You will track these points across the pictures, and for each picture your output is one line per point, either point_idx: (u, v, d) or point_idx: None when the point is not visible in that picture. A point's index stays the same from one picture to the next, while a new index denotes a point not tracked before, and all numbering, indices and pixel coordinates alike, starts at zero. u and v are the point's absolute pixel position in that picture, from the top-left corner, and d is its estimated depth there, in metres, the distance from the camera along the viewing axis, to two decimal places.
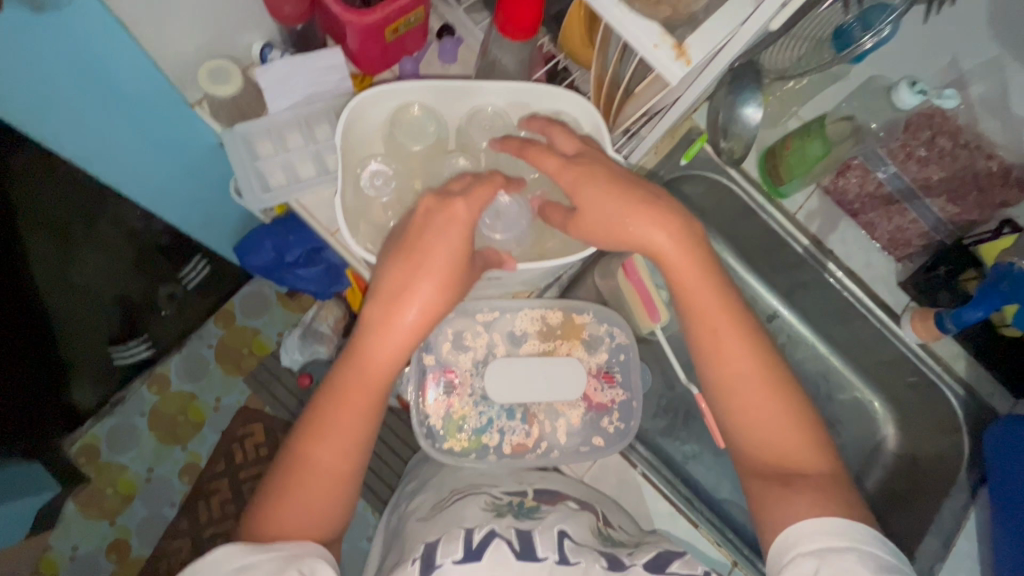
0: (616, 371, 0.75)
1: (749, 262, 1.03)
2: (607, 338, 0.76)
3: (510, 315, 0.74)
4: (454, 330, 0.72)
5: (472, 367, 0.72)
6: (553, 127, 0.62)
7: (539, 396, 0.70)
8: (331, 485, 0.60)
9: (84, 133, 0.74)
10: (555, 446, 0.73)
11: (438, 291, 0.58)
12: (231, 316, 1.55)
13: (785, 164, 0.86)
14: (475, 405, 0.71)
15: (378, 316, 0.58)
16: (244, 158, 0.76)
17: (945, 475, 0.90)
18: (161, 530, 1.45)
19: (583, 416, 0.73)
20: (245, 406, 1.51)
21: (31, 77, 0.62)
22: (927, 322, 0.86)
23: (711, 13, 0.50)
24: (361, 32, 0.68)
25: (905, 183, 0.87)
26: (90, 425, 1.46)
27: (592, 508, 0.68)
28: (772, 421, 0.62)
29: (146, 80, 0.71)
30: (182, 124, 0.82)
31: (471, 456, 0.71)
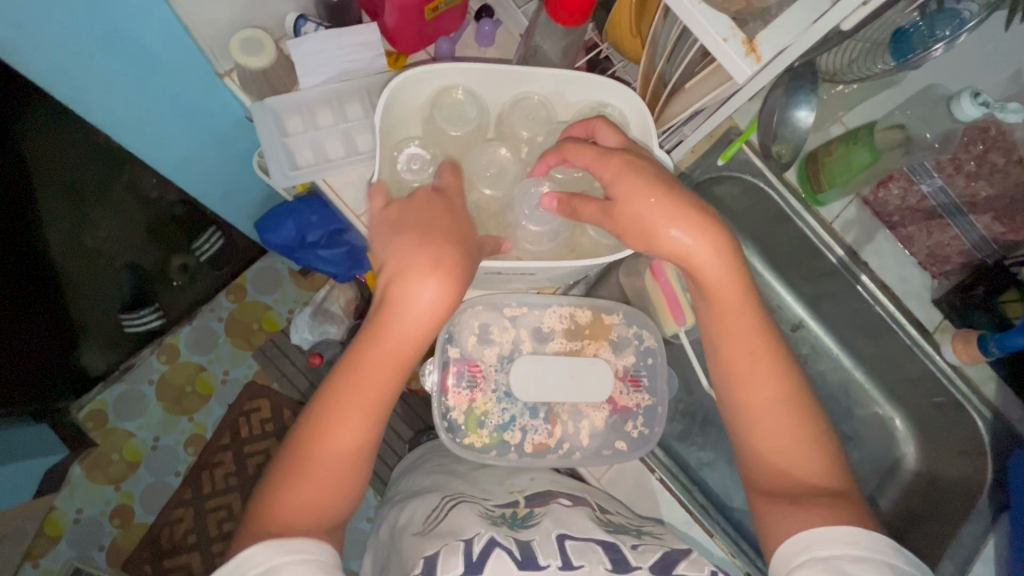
0: (642, 375, 0.73)
1: (777, 269, 1.01)
2: (635, 340, 0.74)
3: (538, 311, 0.72)
4: (481, 324, 0.71)
5: (498, 362, 0.70)
6: (598, 122, 0.60)
7: (566, 396, 0.69)
8: (342, 475, 0.57)
9: (111, 104, 0.73)
10: (577, 448, 0.71)
11: (457, 270, 0.55)
12: (243, 289, 1.54)
13: (827, 171, 0.83)
14: (498, 401, 0.70)
15: (400, 301, 0.55)
16: (273, 132, 0.73)
17: (965, 499, 0.88)
18: (164, 498, 1.45)
19: (607, 419, 0.72)
20: (252, 380, 1.51)
21: (62, 42, 0.61)
22: (969, 344, 0.83)
23: (786, 9, 0.47)
24: (400, 8, 0.66)
25: (950, 199, 0.84)
26: (99, 390, 1.46)
27: (586, 500, 0.67)
28: (805, 436, 0.60)
29: (178, 51, 0.70)
30: (211, 98, 0.81)
31: (491, 453, 0.70)
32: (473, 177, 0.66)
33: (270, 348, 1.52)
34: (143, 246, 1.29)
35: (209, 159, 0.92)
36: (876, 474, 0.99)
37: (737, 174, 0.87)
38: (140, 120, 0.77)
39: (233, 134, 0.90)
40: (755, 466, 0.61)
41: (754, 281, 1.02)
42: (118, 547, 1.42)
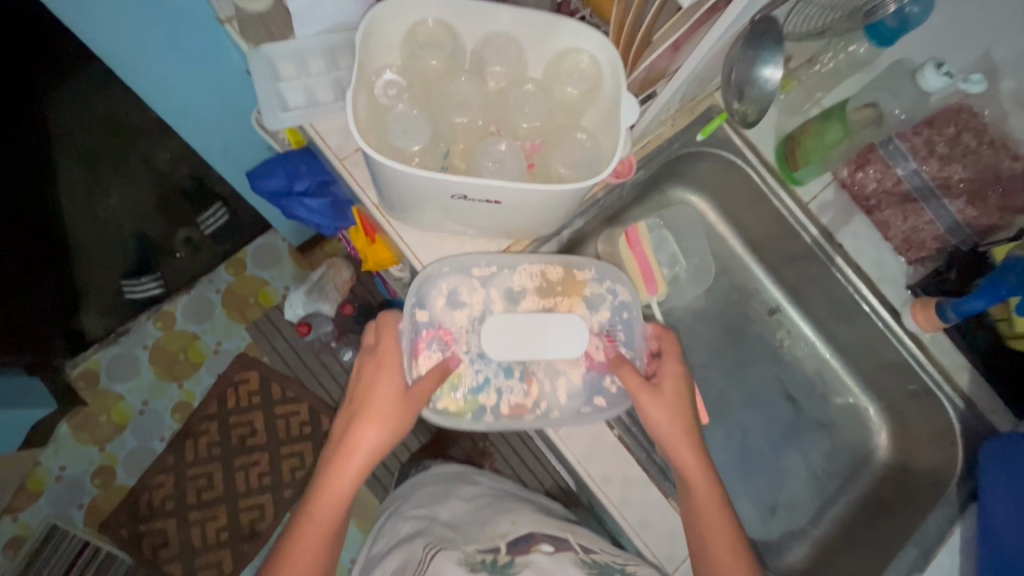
0: (617, 331, 0.79)
1: (756, 254, 1.02)
2: (608, 293, 0.79)
3: (508, 273, 0.77)
4: (451, 287, 0.75)
5: (468, 324, 0.75)
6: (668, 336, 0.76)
7: (544, 352, 0.73)
8: None
9: (135, 70, 0.81)
10: (555, 406, 0.76)
11: (379, 432, 0.66)
12: (242, 265, 1.62)
13: (803, 150, 0.84)
14: (470, 364, 0.75)
15: (329, 463, 0.67)
16: (267, 78, 0.77)
17: (936, 491, 0.86)
18: (147, 462, 1.56)
19: (581, 375, 0.77)
20: (243, 353, 1.61)
21: (101, 8, 0.70)
22: (928, 311, 0.83)
23: None
24: None
25: (922, 180, 0.85)
26: (94, 350, 1.56)
27: (569, 545, 0.73)
28: None
29: (197, 21, 0.79)
30: (225, 72, 0.90)
31: (467, 417, 0.75)
32: (443, 109, 0.64)
33: (262, 322, 1.62)
34: (148, 217, 1.52)
35: (214, 125, 0.98)
36: (848, 465, 0.98)
37: (714, 151, 0.89)
38: (160, 90, 0.86)
39: (227, 87, 0.92)
40: None
41: (734, 265, 1.04)
42: (97, 507, 1.52)
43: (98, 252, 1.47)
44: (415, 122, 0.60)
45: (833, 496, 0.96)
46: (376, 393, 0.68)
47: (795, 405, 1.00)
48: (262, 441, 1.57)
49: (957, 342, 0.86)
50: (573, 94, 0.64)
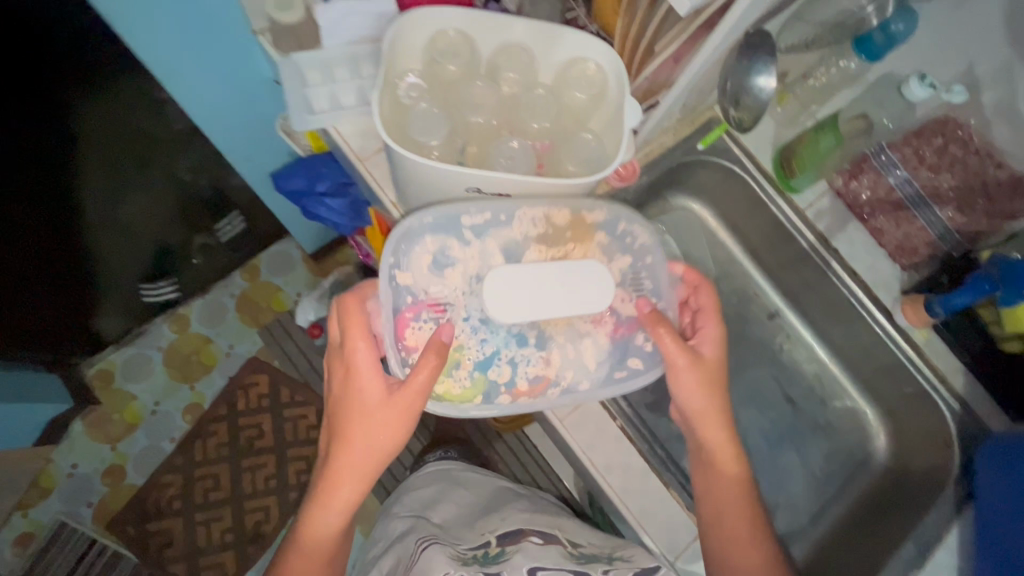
0: (643, 277, 0.76)
1: (756, 260, 1.06)
2: (625, 236, 0.76)
3: (504, 223, 0.71)
4: (439, 242, 0.70)
5: (465, 286, 0.70)
6: (704, 288, 0.78)
7: (561, 309, 0.67)
8: None
9: (171, 74, 0.85)
10: (580, 376, 0.73)
11: (362, 474, 0.70)
12: (257, 270, 1.70)
13: (799, 159, 0.88)
14: (473, 334, 0.70)
15: (319, 494, 0.72)
16: (296, 84, 0.82)
17: (933, 492, 0.88)
18: (156, 462, 1.58)
19: (609, 331, 0.74)
20: (255, 356, 1.65)
21: (143, 11, 0.74)
22: (918, 309, 0.88)
23: None
24: None
25: (915, 189, 0.88)
26: (110, 351, 1.62)
27: (557, 539, 0.81)
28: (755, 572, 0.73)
29: (231, 25, 0.84)
30: (252, 76, 0.95)
31: (479, 400, 0.71)
32: (461, 111, 0.69)
33: (275, 326, 1.68)
34: (172, 223, 1.41)
35: (240, 128, 1.03)
36: (847, 467, 1.00)
37: (716, 159, 0.94)
38: (192, 92, 0.91)
39: (256, 95, 0.99)
40: None
41: (735, 270, 1.07)
42: (105, 506, 1.54)
43: (118, 261, 1.38)
44: (434, 119, 0.65)
45: (832, 497, 0.98)
46: (354, 440, 0.69)
47: (794, 408, 1.03)
48: (270, 443, 1.60)
49: (951, 345, 0.88)
50: (580, 99, 0.69)
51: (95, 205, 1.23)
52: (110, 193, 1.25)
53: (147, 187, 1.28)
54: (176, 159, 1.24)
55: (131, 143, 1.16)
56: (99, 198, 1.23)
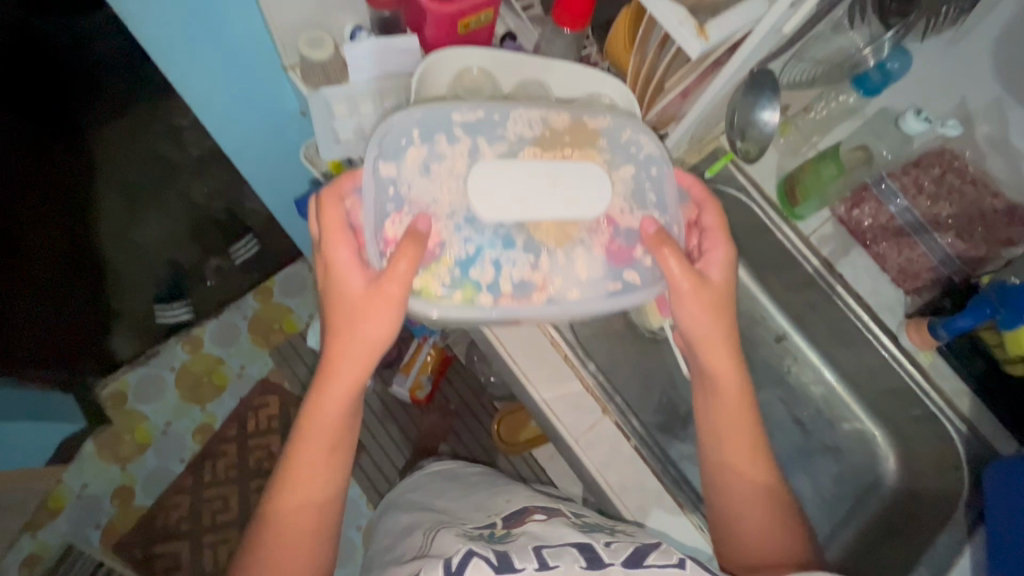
0: (647, 188, 0.69)
1: (763, 283, 1.09)
2: (630, 146, 0.69)
3: (498, 123, 0.67)
4: (426, 138, 0.67)
5: (451, 182, 0.66)
6: (709, 203, 0.74)
7: (547, 212, 0.63)
8: (301, 541, 0.70)
9: (203, 102, 0.90)
10: (570, 284, 0.67)
11: (359, 354, 0.67)
12: (270, 291, 1.74)
13: (802, 186, 0.92)
14: (456, 233, 0.65)
15: (320, 382, 0.70)
16: (324, 118, 0.88)
17: (942, 514, 0.89)
18: (165, 483, 1.59)
19: (607, 242, 0.68)
20: (265, 377, 1.68)
21: (179, 45, 0.79)
22: (921, 330, 0.90)
23: (733, 7, 0.55)
24: (437, 20, 0.81)
25: (916, 217, 0.92)
26: (124, 371, 1.65)
27: (559, 515, 0.79)
28: (763, 524, 0.70)
29: (263, 58, 0.89)
30: (278, 105, 0.99)
31: (461, 302, 0.66)
32: None
33: (285, 347, 1.70)
34: (183, 243, 1.49)
35: (263, 153, 1.07)
36: (857, 490, 1.00)
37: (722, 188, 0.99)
38: (221, 119, 0.95)
39: (281, 126, 1.04)
40: None
41: (742, 294, 1.09)
42: (114, 527, 1.54)
43: (135, 278, 1.46)
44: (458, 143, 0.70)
45: (842, 519, 0.98)
46: (348, 311, 0.66)
47: (803, 430, 1.04)
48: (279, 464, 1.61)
49: (957, 368, 0.90)
50: None
51: (112, 222, 1.33)
52: (124, 210, 1.35)
53: (161, 209, 1.40)
54: (194, 180, 1.36)
55: (151, 165, 1.29)
56: (115, 214, 1.33)
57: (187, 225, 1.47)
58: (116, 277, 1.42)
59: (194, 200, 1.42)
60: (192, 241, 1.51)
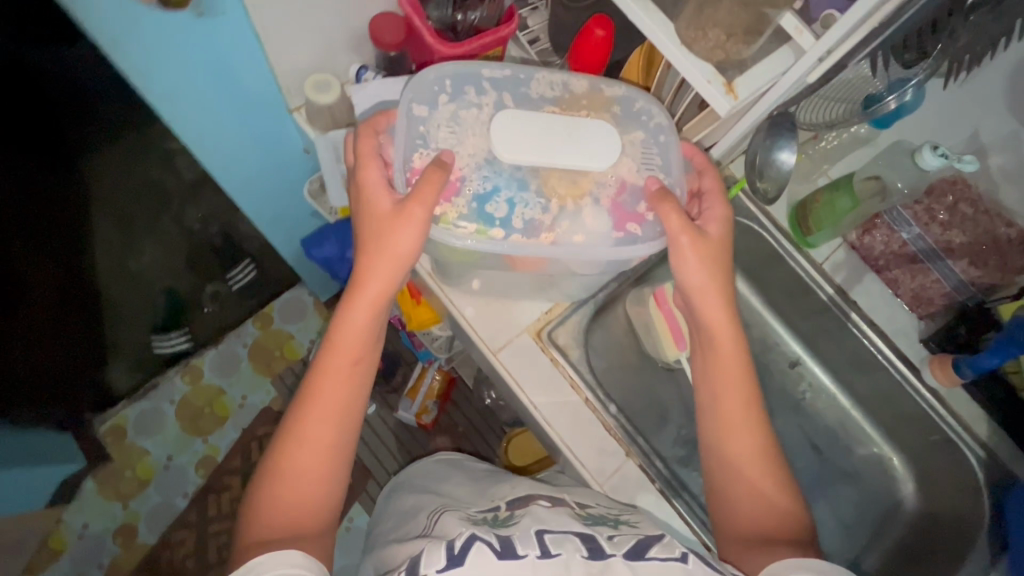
0: (654, 152, 0.66)
1: (775, 309, 1.08)
2: (642, 113, 0.67)
3: (523, 82, 0.67)
4: (456, 86, 0.66)
5: (477, 126, 0.64)
6: (710, 168, 0.70)
7: (559, 159, 0.60)
8: (315, 463, 0.67)
9: (207, 148, 0.87)
10: (579, 228, 0.64)
11: (383, 269, 0.65)
12: (269, 318, 1.68)
13: (815, 216, 0.92)
14: (474, 171, 0.63)
15: (345, 301, 0.68)
16: (331, 163, 0.88)
17: (964, 541, 0.90)
18: (168, 519, 1.56)
19: (613, 198, 0.65)
20: (268, 406, 1.63)
21: (182, 95, 0.76)
22: (947, 371, 0.90)
23: (759, 62, 0.54)
24: (445, 60, 0.80)
25: (928, 244, 0.92)
26: (122, 406, 1.60)
27: (564, 502, 0.74)
28: (751, 497, 0.67)
29: (267, 100, 0.86)
30: (282, 143, 0.96)
31: (474, 237, 0.63)
32: None
33: (288, 376, 1.66)
34: (178, 269, 1.48)
35: (269, 192, 1.05)
36: (877, 516, 1.00)
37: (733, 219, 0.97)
38: (224, 163, 0.92)
39: (285, 164, 1.01)
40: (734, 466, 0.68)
41: (756, 320, 1.08)
42: (117, 567, 1.51)
43: (132, 307, 1.44)
44: None
45: (864, 547, 0.97)
46: (375, 221, 0.65)
47: (820, 456, 1.04)
48: None
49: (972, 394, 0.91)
50: None
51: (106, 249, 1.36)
52: (117, 236, 1.38)
53: (159, 236, 1.44)
54: (186, 207, 1.44)
55: (142, 200, 1.38)
56: (110, 241, 1.36)
57: (184, 251, 1.48)
58: (112, 305, 1.41)
59: (189, 226, 1.47)
60: (188, 269, 1.50)
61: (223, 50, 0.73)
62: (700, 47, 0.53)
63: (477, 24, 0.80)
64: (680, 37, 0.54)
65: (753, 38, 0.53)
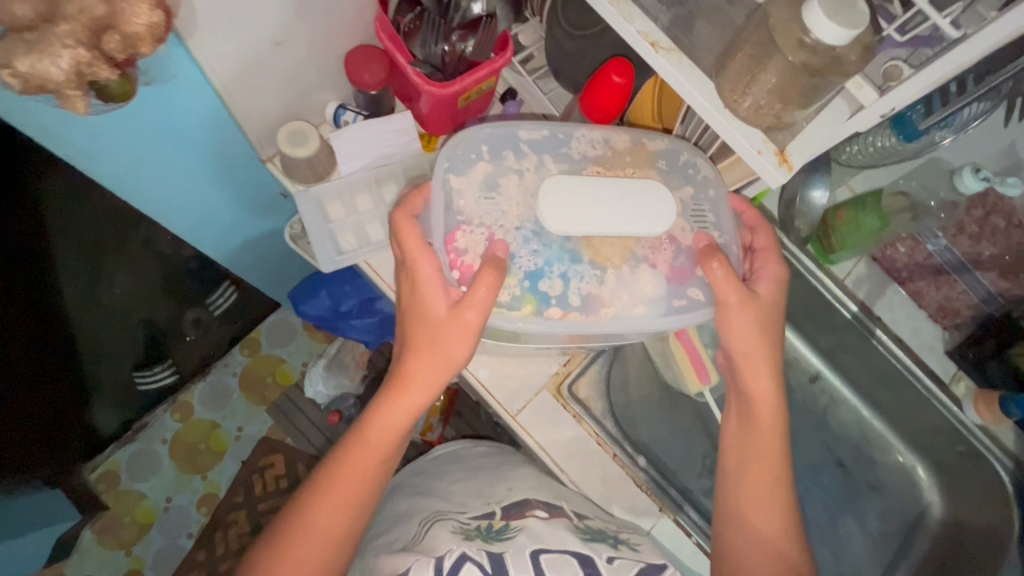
0: (705, 211, 0.61)
1: (793, 324, 1.04)
2: (688, 167, 0.61)
3: (562, 142, 0.60)
4: (492, 154, 0.59)
5: (520, 197, 0.58)
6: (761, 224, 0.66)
7: (613, 226, 0.54)
8: (329, 543, 0.61)
9: (167, 195, 0.74)
10: (637, 300, 0.58)
11: (431, 367, 0.58)
12: (257, 343, 1.58)
13: (838, 235, 0.86)
14: (525, 247, 0.57)
15: (388, 388, 0.62)
16: (317, 218, 0.78)
17: (994, 549, 0.87)
18: (174, 562, 1.44)
19: (669, 261, 0.59)
20: (266, 436, 1.53)
21: (131, 149, 0.63)
22: (994, 408, 0.86)
23: (812, 121, 0.49)
24: (436, 99, 0.70)
25: (956, 255, 0.88)
26: (113, 450, 1.47)
27: (562, 510, 0.71)
28: (768, 556, 0.62)
29: (235, 143, 0.74)
30: (256, 181, 0.84)
31: (526, 314, 0.57)
32: None
33: (284, 402, 1.55)
34: (155, 297, 1.19)
35: (245, 228, 0.93)
36: (903, 527, 0.99)
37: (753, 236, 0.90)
38: (191, 208, 0.80)
39: (262, 207, 0.90)
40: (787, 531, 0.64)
41: None
42: None
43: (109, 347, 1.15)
44: None
45: (893, 560, 0.97)
46: (425, 308, 0.57)
47: (844, 470, 1.03)
48: None
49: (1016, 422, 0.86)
50: None
51: (74, 284, 1.03)
52: (86, 267, 1.04)
53: (130, 264, 1.10)
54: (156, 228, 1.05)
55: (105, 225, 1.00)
56: (79, 273, 1.04)
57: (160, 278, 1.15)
58: (88, 349, 1.11)
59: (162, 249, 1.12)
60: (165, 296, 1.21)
61: (173, 98, 0.60)
62: (749, 112, 0.48)
63: (469, 56, 0.69)
64: (725, 97, 0.47)
65: (809, 99, 0.47)
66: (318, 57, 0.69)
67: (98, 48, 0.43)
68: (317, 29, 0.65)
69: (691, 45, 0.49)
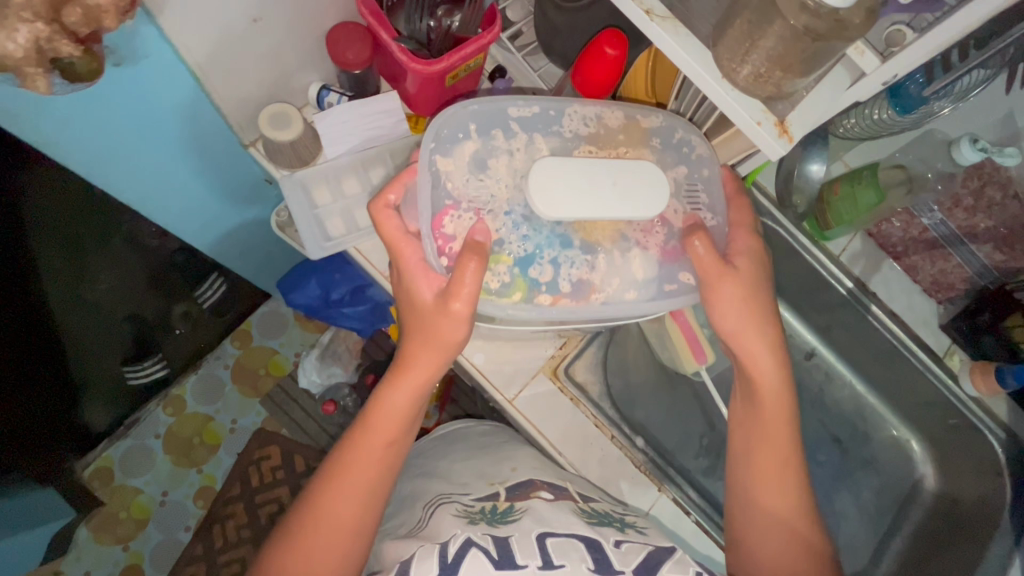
0: (699, 190, 0.60)
1: (789, 302, 1.03)
2: (682, 145, 0.60)
3: (554, 120, 0.58)
4: (481, 133, 0.57)
5: (509, 179, 0.56)
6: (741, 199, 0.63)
7: (608, 209, 0.52)
8: (334, 540, 0.59)
9: (144, 180, 0.71)
10: (630, 284, 0.57)
11: (426, 354, 0.58)
12: (248, 335, 1.55)
13: (834, 211, 0.85)
14: (513, 231, 0.55)
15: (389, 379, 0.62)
16: (303, 204, 0.76)
17: (989, 520, 0.88)
18: (174, 556, 1.42)
19: (663, 246, 0.58)
20: (261, 428, 1.51)
21: (103, 129, 0.60)
22: (988, 378, 0.86)
23: (811, 91, 0.48)
24: (423, 78, 0.67)
25: (949, 229, 0.86)
26: (104, 447, 1.44)
27: (569, 491, 0.71)
28: (772, 535, 0.62)
29: (213, 124, 0.71)
30: (237, 165, 0.81)
31: (516, 301, 0.56)
32: None
33: (276, 393, 1.53)
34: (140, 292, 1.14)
35: (228, 215, 0.90)
36: (896, 501, 1.00)
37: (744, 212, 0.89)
38: (170, 194, 0.77)
39: (244, 193, 0.88)
40: (788, 508, 0.63)
41: None
42: None
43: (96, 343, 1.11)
44: None
45: (888, 532, 0.97)
46: (417, 297, 0.57)
47: (840, 446, 1.03)
48: None
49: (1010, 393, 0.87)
50: None
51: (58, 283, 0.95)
52: (67, 261, 0.95)
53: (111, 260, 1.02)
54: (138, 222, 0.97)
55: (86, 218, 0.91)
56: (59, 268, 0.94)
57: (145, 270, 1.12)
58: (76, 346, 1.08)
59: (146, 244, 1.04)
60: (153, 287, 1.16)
61: (143, 75, 0.56)
62: (746, 81, 0.46)
63: (455, 32, 0.67)
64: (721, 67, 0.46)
65: (809, 66, 0.45)
66: (299, 34, 0.67)
67: (59, 21, 0.40)
68: (298, 5, 0.62)
69: (686, 13, 0.47)
